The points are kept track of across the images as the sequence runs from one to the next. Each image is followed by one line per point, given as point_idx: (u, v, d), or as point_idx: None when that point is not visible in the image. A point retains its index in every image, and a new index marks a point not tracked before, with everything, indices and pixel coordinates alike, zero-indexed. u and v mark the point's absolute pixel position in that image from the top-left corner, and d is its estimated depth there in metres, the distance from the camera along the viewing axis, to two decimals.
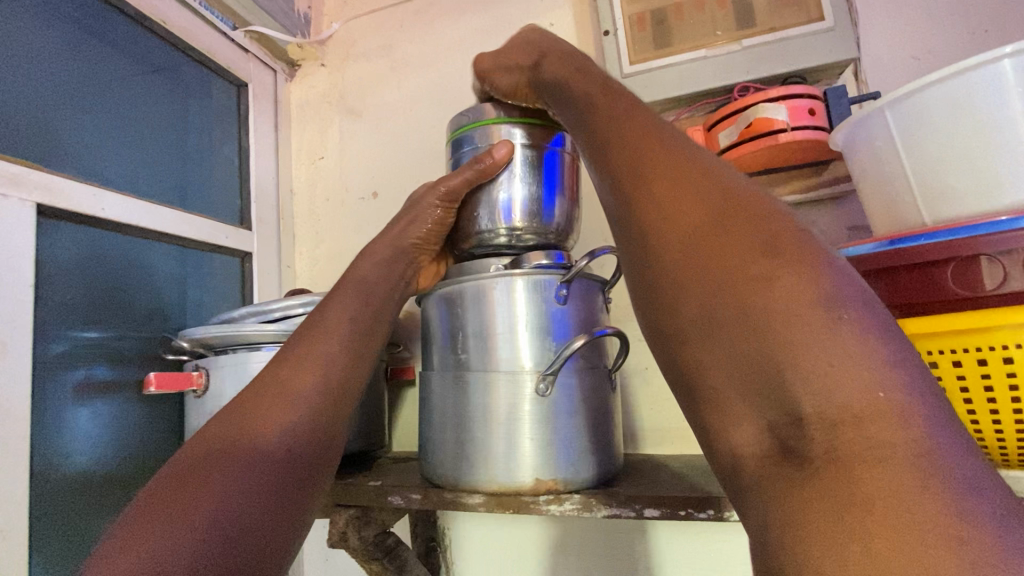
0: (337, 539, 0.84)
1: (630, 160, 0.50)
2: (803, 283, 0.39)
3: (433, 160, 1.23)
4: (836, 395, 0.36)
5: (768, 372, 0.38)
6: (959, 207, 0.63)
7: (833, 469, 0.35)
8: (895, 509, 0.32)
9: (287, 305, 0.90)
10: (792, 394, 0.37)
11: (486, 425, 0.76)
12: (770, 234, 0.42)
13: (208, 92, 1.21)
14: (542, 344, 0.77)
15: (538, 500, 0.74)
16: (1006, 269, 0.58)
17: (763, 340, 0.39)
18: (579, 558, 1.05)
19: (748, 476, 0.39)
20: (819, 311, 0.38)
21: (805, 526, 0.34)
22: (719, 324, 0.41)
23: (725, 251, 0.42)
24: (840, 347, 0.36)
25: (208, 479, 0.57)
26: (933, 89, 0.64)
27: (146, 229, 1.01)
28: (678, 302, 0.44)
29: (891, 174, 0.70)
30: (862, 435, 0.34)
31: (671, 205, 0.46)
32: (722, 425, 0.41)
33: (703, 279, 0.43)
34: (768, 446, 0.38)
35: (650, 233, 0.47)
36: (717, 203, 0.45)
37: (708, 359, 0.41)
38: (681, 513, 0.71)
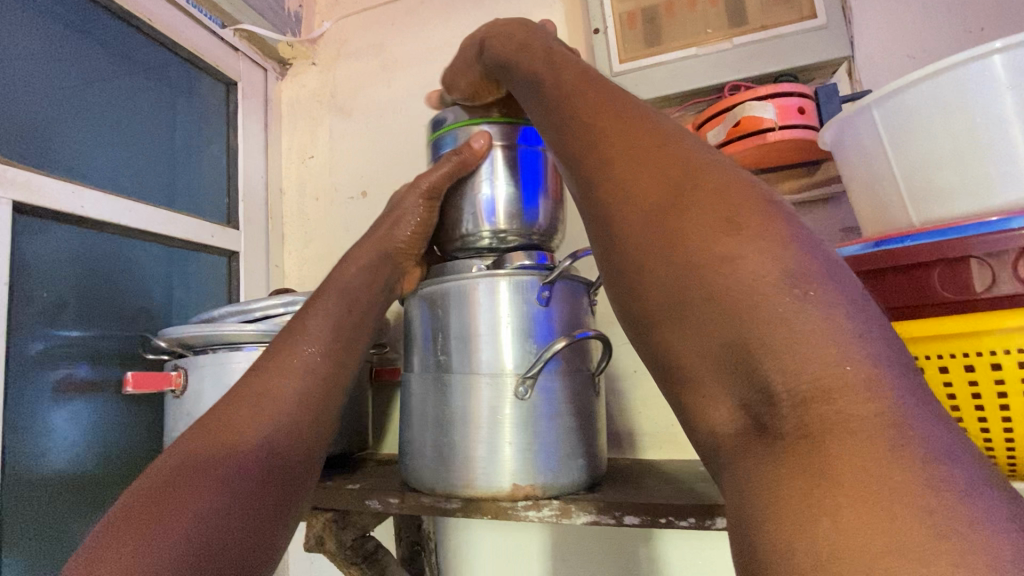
0: (314, 543, 0.85)
1: (596, 140, 0.48)
2: (768, 259, 0.37)
3: (422, 160, 1.22)
4: (804, 368, 0.34)
5: (737, 351, 0.36)
6: (948, 207, 0.62)
7: (804, 445, 0.33)
8: (867, 488, 0.30)
9: (267, 305, 0.89)
10: (760, 371, 0.35)
11: (466, 429, 0.74)
12: (735, 206, 0.40)
13: (196, 90, 1.21)
14: (523, 347, 0.76)
15: (516, 506, 0.73)
16: (994, 273, 0.57)
17: (729, 322, 0.37)
18: (563, 563, 1.04)
19: (724, 454, 0.38)
20: (784, 284, 0.36)
21: (779, 506, 0.33)
22: (686, 302, 0.39)
23: (689, 230, 0.40)
24: (806, 321, 0.35)
25: (191, 481, 0.56)
26: (920, 86, 0.63)
27: (129, 228, 1.00)
28: (646, 283, 0.42)
29: (879, 174, 0.68)
30: (831, 409, 0.33)
31: (636, 183, 0.44)
32: (697, 406, 0.40)
33: (670, 257, 0.41)
34: (743, 422, 0.37)
35: (616, 213, 0.45)
36: (681, 177, 0.43)
37: (678, 338, 0.40)
38: (662, 521, 0.70)
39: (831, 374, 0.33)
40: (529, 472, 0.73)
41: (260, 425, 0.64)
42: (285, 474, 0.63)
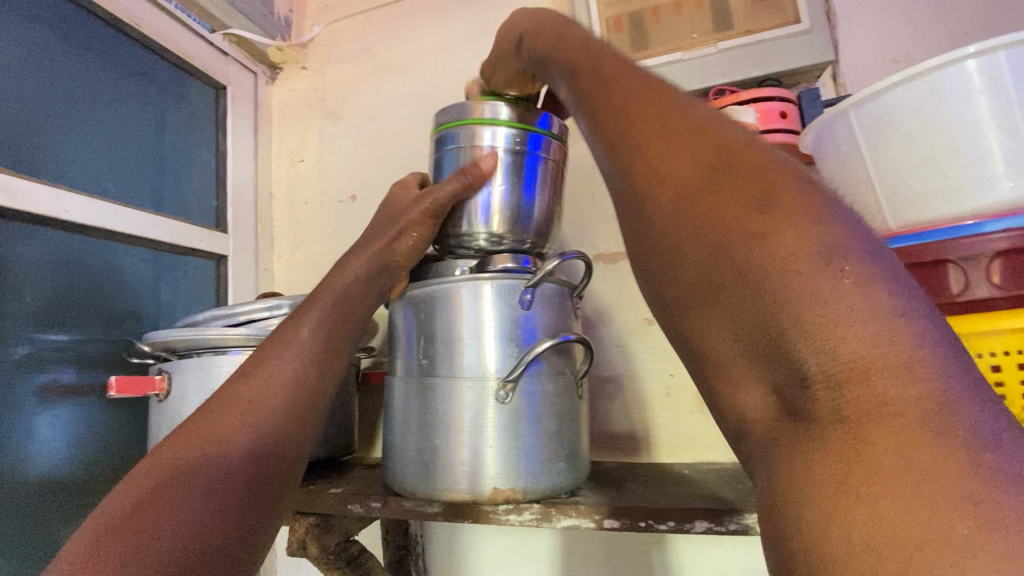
0: (297, 547, 0.84)
1: (616, 116, 0.45)
2: (807, 234, 0.33)
3: (410, 164, 1.22)
4: (843, 349, 0.30)
5: (768, 333, 0.32)
6: (923, 211, 0.62)
7: (842, 432, 0.30)
8: (907, 477, 0.27)
9: (252, 310, 0.88)
10: (793, 354, 0.31)
11: (448, 432, 0.74)
12: (768, 175, 0.36)
13: (185, 95, 1.21)
14: (506, 350, 0.76)
15: (497, 509, 0.73)
16: (969, 277, 0.57)
17: (761, 301, 0.32)
18: (550, 566, 1.04)
19: (758, 447, 0.34)
20: (821, 258, 0.32)
21: (816, 500, 0.30)
22: (714, 281, 0.35)
23: (717, 204, 0.36)
24: (848, 295, 0.30)
25: (180, 482, 0.56)
26: (896, 91, 0.63)
27: (114, 232, 1.01)
28: (672, 262, 0.38)
29: (856, 178, 0.69)
30: (870, 394, 0.29)
31: (657, 154, 0.40)
32: (726, 392, 0.36)
33: (696, 233, 0.37)
34: (777, 412, 0.33)
35: (638, 189, 0.41)
36: (708, 146, 0.39)
37: (708, 320, 0.36)
38: (642, 524, 0.70)
39: (873, 358, 0.29)
40: (513, 475, 0.73)
41: (245, 429, 0.64)
42: (268, 479, 0.63)
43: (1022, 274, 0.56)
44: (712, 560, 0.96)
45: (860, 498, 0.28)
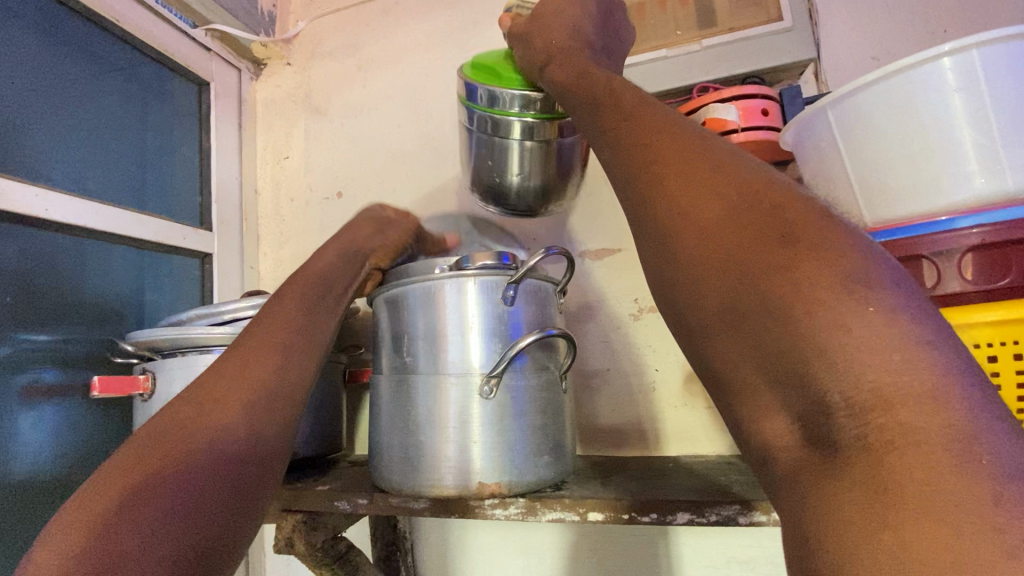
0: (283, 545, 0.85)
1: (653, 167, 0.51)
2: (834, 279, 0.38)
3: (397, 160, 1.22)
4: (866, 378, 0.35)
5: (797, 366, 0.38)
6: (898, 206, 0.63)
7: (866, 457, 0.34)
8: (919, 491, 0.31)
9: (236, 307, 0.88)
10: (820, 385, 0.37)
11: (433, 429, 0.75)
12: (795, 228, 0.41)
13: (167, 91, 1.20)
14: (489, 346, 0.76)
15: (483, 504, 0.74)
16: (942, 272, 0.61)
17: (790, 335, 0.38)
18: (539, 559, 1.05)
19: (783, 466, 0.40)
20: (845, 299, 0.37)
21: (839, 516, 0.34)
22: (750, 322, 0.41)
23: (745, 249, 0.43)
24: (873, 334, 0.35)
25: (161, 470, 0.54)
26: (873, 88, 0.64)
27: (95, 231, 0.99)
28: (709, 304, 0.44)
29: (835, 174, 0.70)
30: (893, 420, 0.34)
31: (689, 202, 0.47)
32: (760, 417, 0.41)
33: (730, 278, 0.43)
34: (803, 432, 0.38)
35: (676, 235, 0.47)
36: (740, 202, 0.45)
37: (743, 353, 0.42)
38: (625, 517, 0.71)
39: (892, 387, 0.34)
40: (500, 470, 0.74)
41: (221, 421, 0.61)
42: (251, 467, 0.60)
43: (994, 269, 0.60)
44: (698, 551, 0.98)
45: (879, 512, 0.33)
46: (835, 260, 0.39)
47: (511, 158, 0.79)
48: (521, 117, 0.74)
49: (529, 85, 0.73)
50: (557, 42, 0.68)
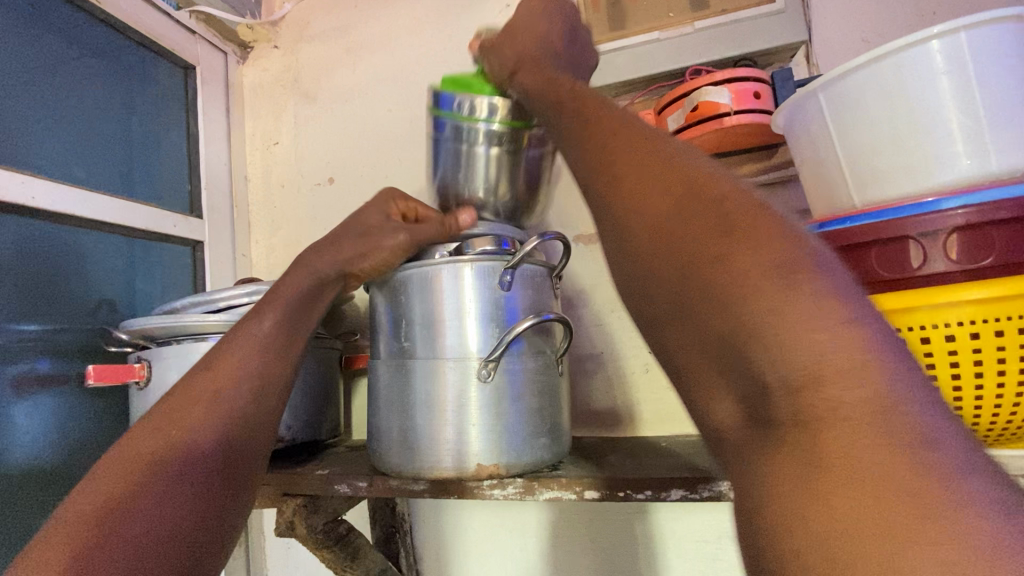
0: (284, 528, 0.86)
1: (582, 148, 0.47)
2: (761, 252, 0.35)
3: (388, 145, 1.21)
4: (797, 358, 0.32)
5: (730, 348, 0.35)
6: (887, 189, 0.64)
7: (803, 434, 0.32)
8: (857, 468, 0.30)
9: (230, 295, 0.87)
10: (754, 368, 0.34)
11: (431, 413, 0.76)
12: (724, 200, 0.38)
13: (152, 76, 1.18)
14: (486, 331, 0.77)
15: (482, 485, 0.75)
16: (926, 253, 0.60)
17: (721, 317, 0.35)
18: (536, 538, 1.07)
19: (729, 453, 0.37)
20: (773, 277, 0.34)
21: (782, 499, 0.32)
22: (684, 303, 0.37)
23: (679, 229, 0.38)
24: (801, 312, 0.33)
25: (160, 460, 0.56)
26: (864, 71, 0.64)
27: (84, 219, 0.98)
28: (644, 287, 0.40)
29: (825, 158, 0.71)
30: (825, 397, 0.31)
31: (629, 180, 0.42)
32: (704, 404, 0.37)
33: (661, 257, 0.39)
34: (743, 417, 0.35)
35: (608, 216, 0.43)
36: (667, 175, 0.41)
37: (680, 336, 0.38)
38: (620, 494, 0.72)
39: (821, 365, 0.32)
40: (491, 453, 0.75)
41: (204, 411, 0.63)
42: (232, 452, 0.62)
43: (978, 249, 0.58)
44: (690, 527, 1.00)
45: (821, 497, 0.30)
46: (766, 233, 0.36)
47: (480, 165, 0.79)
48: (490, 123, 0.75)
49: (497, 93, 0.75)
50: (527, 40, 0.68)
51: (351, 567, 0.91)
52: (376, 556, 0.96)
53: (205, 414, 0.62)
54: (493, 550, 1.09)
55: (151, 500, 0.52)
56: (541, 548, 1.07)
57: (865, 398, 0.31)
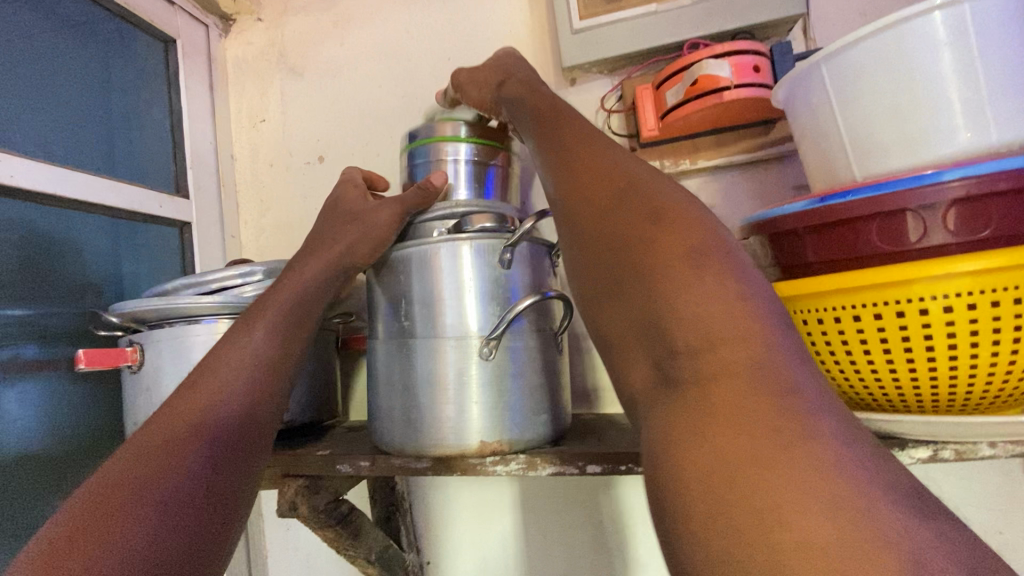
0: (287, 509, 0.85)
1: (564, 162, 0.61)
2: (678, 246, 0.49)
3: (380, 122, 1.18)
4: (700, 327, 0.45)
5: (652, 320, 0.48)
6: (887, 162, 0.64)
7: (699, 388, 0.44)
8: (735, 413, 0.41)
9: (224, 276, 0.87)
10: (668, 333, 0.47)
11: (432, 391, 0.76)
12: (658, 208, 0.52)
13: (131, 50, 1.13)
14: (486, 309, 0.77)
15: (484, 462, 0.75)
16: (926, 225, 0.60)
17: (647, 295, 0.49)
18: (535, 513, 1.09)
19: (639, 402, 0.49)
20: (687, 264, 0.48)
21: (677, 437, 0.43)
22: (621, 287, 0.51)
23: (621, 228, 0.53)
24: (705, 291, 0.46)
25: (166, 455, 0.57)
26: (868, 42, 0.64)
27: (67, 200, 0.95)
28: (593, 273, 0.55)
29: (825, 132, 0.70)
30: (716, 358, 0.44)
31: (585, 188, 0.57)
32: (626, 364, 0.51)
33: (608, 253, 0.53)
34: (653, 376, 0.48)
35: (574, 218, 0.57)
36: (620, 189, 0.55)
37: (614, 311, 0.52)
38: (623, 468, 0.73)
39: (716, 330, 0.45)
40: (491, 431, 0.75)
41: (212, 404, 0.65)
42: (242, 445, 0.64)
43: (974, 220, 0.59)
44: None
45: (702, 435, 0.42)
46: (688, 231, 0.50)
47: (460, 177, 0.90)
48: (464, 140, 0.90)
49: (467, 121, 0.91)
50: (508, 67, 0.83)
51: (353, 545, 0.91)
52: (378, 533, 0.97)
53: (216, 408, 0.65)
54: (493, 526, 1.10)
55: (165, 488, 0.54)
56: (541, 524, 1.08)
57: (746, 356, 0.43)
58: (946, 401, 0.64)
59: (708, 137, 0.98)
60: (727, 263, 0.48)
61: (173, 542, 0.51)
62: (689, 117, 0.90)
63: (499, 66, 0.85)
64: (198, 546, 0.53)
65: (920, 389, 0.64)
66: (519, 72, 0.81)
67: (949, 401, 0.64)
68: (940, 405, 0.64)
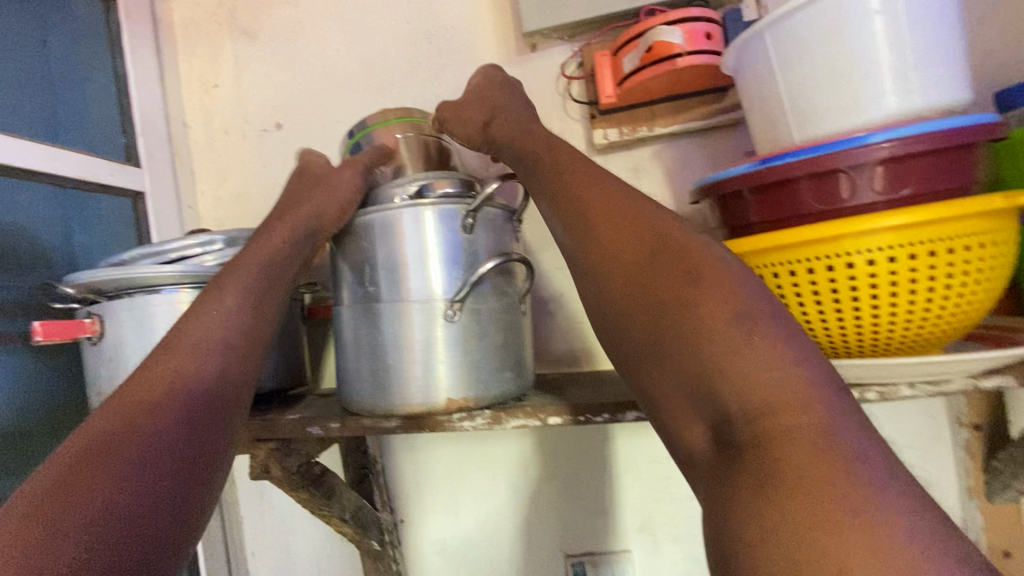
0: (260, 471, 0.89)
1: (581, 212, 0.62)
2: (722, 306, 0.49)
3: (339, 88, 1.16)
4: (757, 390, 0.45)
5: (704, 383, 0.48)
6: (823, 126, 0.69)
7: (758, 450, 0.43)
8: (799, 473, 0.41)
9: (183, 245, 0.86)
10: (721, 397, 0.46)
11: (400, 353, 0.78)
12: (693, 266, 0.53)
13: (66, 9, 1.07)
14: (450, 274, 0.79)
15: (451, 418, 0.79)
16: (855, 184, 0.65)
17: (694, 356, 0.49)
18: (502, 469, 1.15)
19: (698, 467, 0.48)
20: (732, 326, 0.48)
21: (739, 504, 0.42)
22: (664, 348, 0.51)
23: (659, 285, 0.53)
24: (755, 352, 0.46)
25: (136, 430, 0.57)
26: (806, 10, 0.67)
27: (9, 168, 0.91)
28: (631, 333, 0.55)
29: (768, 97, 0.74)
30: (778, 420, 0.43)
31: (612, 243, 0.58)
32: (679, 428, 0.50)
33: (647, 310, 0.53)
34: (709, 438, 0.47)
35: (606, 275, 0.58)
36: (652, 246, 0.56)
37: (660, 371, 0.51)
38: (581, 418, 0.78)
39: (777, 393, 0.44)
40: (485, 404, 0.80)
41: (183, 372, 0.65)
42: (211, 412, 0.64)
43: (898, 178, 0.64)
44: (641, 448, 1.09)
45: (772, 496, 0.41)
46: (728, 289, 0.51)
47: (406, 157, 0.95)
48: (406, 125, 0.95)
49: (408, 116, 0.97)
50: (494, 106, 0.89)
51: (327, 504, 0.95)
52: (351, 492, 1.01)
53: (186, 376, 0.65)
54: (462, 482, 1.16)
55: (136, 453, 0.55)
56: (507, 477, 1.14)
57: (805, 417, 0.43)
58: (868, 346, 0.70)
59: (665, 104, 1.00)
60: (769, 319, 0.49)
61: (144, 516, 0.51)
62: (645, 84, 0.92)
63: (483, 104, 0.90)
64: (172, 518, 0.53)
65: (847, 335, 0.70)
66: (504, 113, 0.86)
67: (871, 345, 0.70)
68: (864, 350, 0.71)
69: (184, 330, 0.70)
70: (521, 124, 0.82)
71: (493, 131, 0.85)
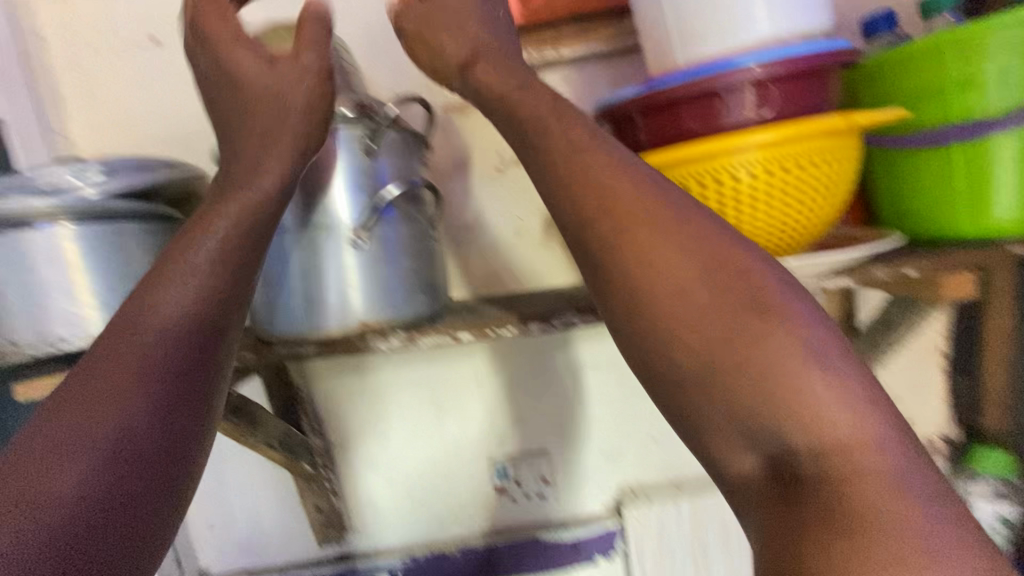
0: None
1: (626, 216, 0.57)
2: (793, 344, 0.48)
3: None
4: (825, 431, 0.45)
5: (770, 420, 0.46)
6: (702, 50, 0.73)
7: (827, 489, 0.43)
8: (871, 517, 0.41)
9: (52, 174, 0.79)
10: (788, 435, 0.46)
11: (310, 278, 0.79)
12: (753, 294, 0.51)
13: None
14: (356, 199, 0.79)
15: (366, 340, 0.82)
16: (728, 105, 0.71)
17: (762, 389, 0.47)
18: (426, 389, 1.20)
19: (748, 497, 0.48)
20: (798, 360, 0.47)
21: (803, 542, 0.42)
22: (718, 373, 0.49)
23: (720, 309, 0.51)
24: (820, 393, 0.46)
25: (100, 402, 0.51)
26: None
27: None
28: (673, 356, 0.51)
29: (656, 22, 0.77)
30: (851, 463, 0.44)
31: (667, 258, 0.54)
32: (729, 463, 0.48)
33: (699, 333, 0.50)
34: (765, 470, 0.47)
35: (649, 291, 0.53)
36: (710, 265, 0.53)
37: (711, 402, 0.49)
38: (489, 332, 0.84)
39: (841, 439, 0.45)
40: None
41: (149, 332, 0.57)
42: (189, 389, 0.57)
43: (766, 100, 0.71)
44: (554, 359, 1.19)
45: (844, 539, 0.41)
46: (784, 317, 0.50)
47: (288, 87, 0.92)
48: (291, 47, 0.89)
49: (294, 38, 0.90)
50: (481, 38, 0.76)
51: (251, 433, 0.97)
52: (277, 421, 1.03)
53: (157, 342, 0.57)
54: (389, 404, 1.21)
55: (102, 431, 0.49)
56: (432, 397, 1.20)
57: (866, 452, 0.44)
58: None
59: (576, 30, 1.01)
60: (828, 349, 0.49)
61: (115, 500, 0.46)
62: None
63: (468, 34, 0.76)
64: (147, 500, 0.48)
65: None
66: (490, 49, 0.75)
67: None
68: None
69: (157, 301, 0.60)
70: (513, 73, 0.72)
71: (478, 74, 0.73)
